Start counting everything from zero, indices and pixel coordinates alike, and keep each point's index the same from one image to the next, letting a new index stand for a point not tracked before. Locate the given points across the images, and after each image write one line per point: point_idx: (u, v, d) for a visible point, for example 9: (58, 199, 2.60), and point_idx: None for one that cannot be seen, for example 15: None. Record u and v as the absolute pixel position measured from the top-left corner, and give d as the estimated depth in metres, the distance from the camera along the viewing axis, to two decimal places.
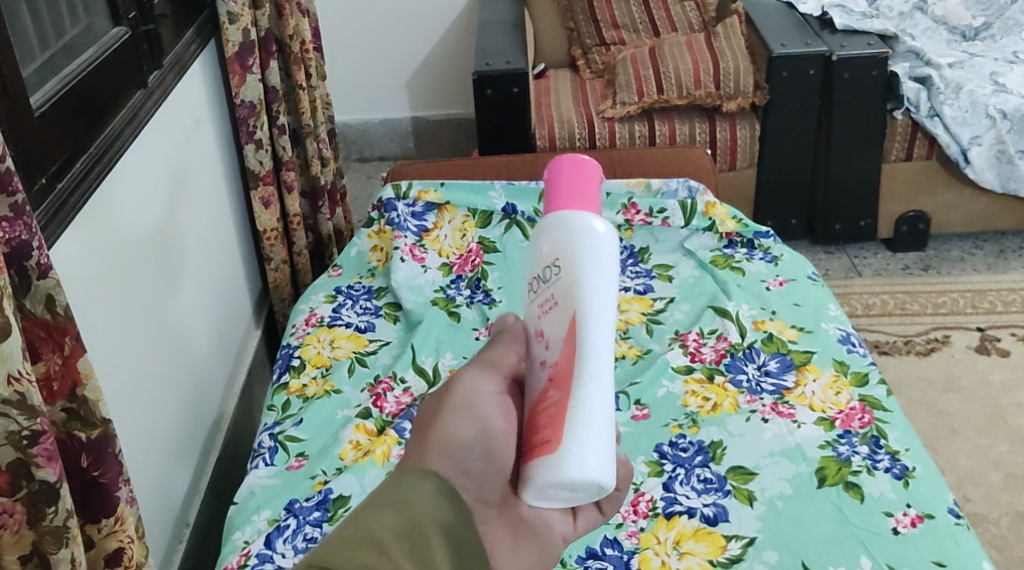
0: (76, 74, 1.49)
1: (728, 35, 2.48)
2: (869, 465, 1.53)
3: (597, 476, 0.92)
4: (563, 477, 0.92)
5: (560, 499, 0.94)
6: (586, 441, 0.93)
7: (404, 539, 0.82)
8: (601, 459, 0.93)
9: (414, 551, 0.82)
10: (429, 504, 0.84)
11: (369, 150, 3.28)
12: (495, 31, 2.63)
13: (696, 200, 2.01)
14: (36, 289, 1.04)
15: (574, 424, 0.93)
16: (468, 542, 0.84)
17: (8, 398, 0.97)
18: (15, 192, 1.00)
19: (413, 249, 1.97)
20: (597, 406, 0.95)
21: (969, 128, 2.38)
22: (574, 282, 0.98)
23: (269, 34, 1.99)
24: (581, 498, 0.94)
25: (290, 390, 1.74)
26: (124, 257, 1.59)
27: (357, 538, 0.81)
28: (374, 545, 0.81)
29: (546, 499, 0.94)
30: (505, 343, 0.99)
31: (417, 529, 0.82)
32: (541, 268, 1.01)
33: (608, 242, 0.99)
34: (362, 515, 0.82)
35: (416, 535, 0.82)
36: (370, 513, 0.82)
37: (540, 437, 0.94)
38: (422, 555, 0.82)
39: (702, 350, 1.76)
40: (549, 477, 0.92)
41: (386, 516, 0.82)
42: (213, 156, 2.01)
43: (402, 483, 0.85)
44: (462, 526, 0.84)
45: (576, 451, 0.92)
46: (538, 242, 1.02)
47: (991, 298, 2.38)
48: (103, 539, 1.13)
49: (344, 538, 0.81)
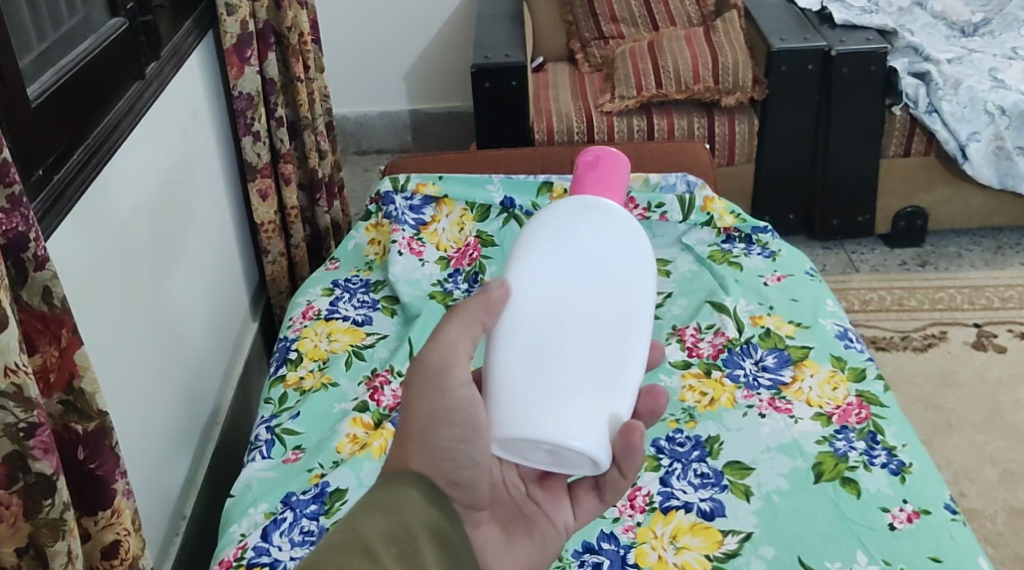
0: (75, 64, 1.49)
1: (727, 29, 2.49)
2: (866, 460, 1.54)
3: (544, 422, 0.98)
4: (526, 447, 1.00)
5: (560, 457, 1.00)
6: (510, 404, 1.00)
7: (395, 543, 0.87)
8: (530, 408, 0.99)
9: (403, 554, 0.87)
10: (413, 507, 0.90)
11: (367, 144, 3.27)
12: (494, 24, 2.62)
13: (696, 194, 2.02)
14: (34, 281, 1.04)
15: (492, 401, 1.00)
16: (455, 536, 0.91)
17: (6, 390, 0.96)
18: (14, 183, 1.00)
19: (412, 242, 1.97)
20: (515, 360, 1.01)
21: (968, 124, 2.38)
22: (525, 268, 1.05)
23: (268, 25, 1.98)
24: (559, 454, 1.00)
25: (287, 382, 1.74)
26: (122, 245, 1.59)
27: (351, 542, 0.86)
28: (363, 549, 0.86)
29: (560, 466, 1.01)
30: (463, 320, 1.01)
31: (405, 533, 0.88)
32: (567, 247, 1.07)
33: (561, 230, 1.09)
34: (352, 522, 0.88)
35: (405, 539, 0.87)
36: (359, 519, 0.88)
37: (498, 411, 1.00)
38: (411, 557, 0.87)
39: (700, 345, 1.76)
40: (516, 445, 0.99)
41: (376, 522, 0.88)
42: (213, 149, 2.01)
43: (387, 487, 0.92)
44: (449, 523, 0.91)
45: (506, 421, 0.99)
46: (571, 225, 1.09)
47: (989, 294, 2.38)
48: (100, 531, 1.13)
49: (338, 543, 0.86)
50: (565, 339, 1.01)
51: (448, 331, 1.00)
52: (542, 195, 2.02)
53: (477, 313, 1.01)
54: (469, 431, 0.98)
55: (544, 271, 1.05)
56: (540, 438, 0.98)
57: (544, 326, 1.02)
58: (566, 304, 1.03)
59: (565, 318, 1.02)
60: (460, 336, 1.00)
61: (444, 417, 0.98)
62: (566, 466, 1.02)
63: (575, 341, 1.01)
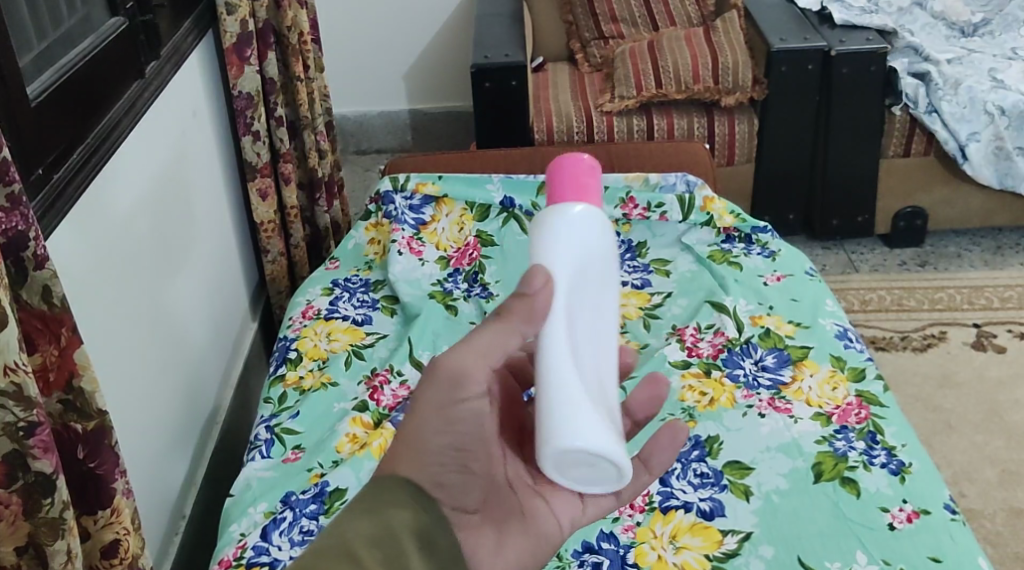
0: (75, 63, 1.49)
1: (727, 28, 2.49)
2: (866, 460, 1.54)
3: (586, 433, 0.96)
4: (569, 460, 0.98)
5: (587, 473, 0.99)
6: (562, 412, 0.97)
7: (379, 547, 0.87)
8: (573, 415, 0.97)
9: (387, 557, 0.87)
10: (399, 511, 0.90)
11: (367, 143, 3.27)
12: (494, 24, 2.62)
13: (695, 193, 2.02)
14: (34, 279, 1.04)
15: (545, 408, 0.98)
16: (439, 541, 0.91)
17: (6, 389, 0.96)
18: (13, 182, 1.00)
19: (411, 242, 1.98)
20: (563, 369, 0.98)
21: (968, 124, 2.38)
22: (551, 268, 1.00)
23: (267, 25, 1.98)
24: (596, 469, 0.99)
25: (287, 382, 1.74)
26: (122, 245, 1.59)
27: (336, 547, 0.86)
28: (347, 553, 0.86)
29: (586, 482, 1.01)
30: (496, 331, 0.99)
31: (390, 537, 0.88)
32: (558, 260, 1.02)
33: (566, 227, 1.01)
34: (338, 526, 0.88)
35: (389, 542, 0.87)
36: (344, 523, 0.88)
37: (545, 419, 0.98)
38: (396, 559, 0.87)
39: (699, 344, 1.76)
40: (560, 457, 0.98)
41: (362, 526, 0.88)
42: (212, 148, 2.02)
43: (373, 492, 0.92)
44: (434, 527, 0.91)
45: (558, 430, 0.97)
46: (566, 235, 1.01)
47: (988, 294, 2.38)
48: (99, 530, 1.13)
49: (323, 549, 0.86)
50: (599, 351, 1.01)
51: (479, 340, 0.99)
52: (541, 195, 2.02)
53: (517, 324, 0.99)
54: (462, 433, 0.99)
55: (576, 275, 1.00)
56: (594, 449, 0.97)
57: (582, 337, 1.00)
58: (594, 314, 1.01)
59: (597, 329, 1.01)
60: (492, 345, 0.99)
61: (438, 418, 0.98)
62: (589, 483, 1.01)
63: (605, 354, 1.02)
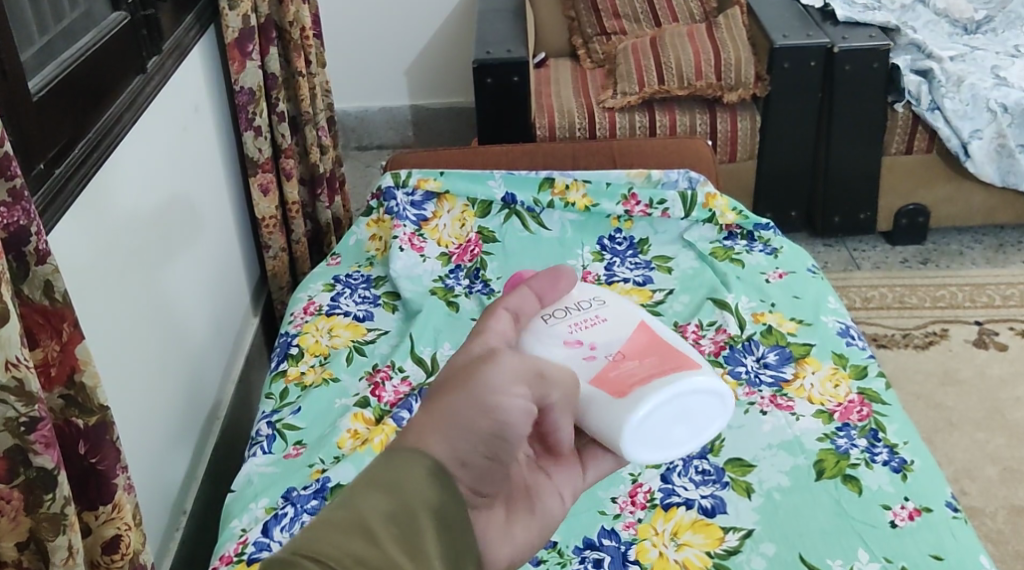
0: (76, 58, 1.48)
1: (730, 25, 2.47)
2: (868, 457, 1.53)
3: (722, 412, 1.16)
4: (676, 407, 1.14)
5: (659, 432, 1.13)
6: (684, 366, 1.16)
7: (396, 525, 0.80)
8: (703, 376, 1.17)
9: (403, 536, 0.80)
10: (420, 483, 0.83)
11: (368, 139, 3.27)
12: (496, 19, 2.62)
13: (697, 190, 2.01)
14: (35, 274, 1.04)
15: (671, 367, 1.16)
16: (460, 519, 0.84)
17: (7, 384, 0.96)
18: (15, 176, 0.99)
19: (413, 238, 1.98)
20: (675, 350, 1.19)
21: (971, 121, 2.37)
22: (616, 311, 1.23)
23: (269, 20, 1.98)
24: (673, 433, 1.14)
25: (289, 377, 1.74)
26: (123, 239, 1.59)
27: (349, 523, 0.79)
28: (362, 530, 0.79)
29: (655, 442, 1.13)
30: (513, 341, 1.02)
31: (407, 513, 0.81)
32: (579, 302, 1.23)
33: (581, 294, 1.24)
34: (353, 498, 0.81)
35: (406, 520, 0.81)
36: (361, 496, 0.81)
37: (658, 371, 1.15)
38: (413, 541, 0.80)
39: (701, 342, 1.76)
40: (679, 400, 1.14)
41: (377, 500, 0.81)
42: (213, 143, 2.01)
43: (394, 463, 0.84)
44: (454, 502, 0.84)
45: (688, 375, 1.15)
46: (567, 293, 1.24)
47: (990, 292, 2.38)
48: (100, 526, 1.12)
49: (337, 522, 0.80)
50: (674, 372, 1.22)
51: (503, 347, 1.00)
52: (543, 191, 2.03)
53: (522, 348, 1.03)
54: None
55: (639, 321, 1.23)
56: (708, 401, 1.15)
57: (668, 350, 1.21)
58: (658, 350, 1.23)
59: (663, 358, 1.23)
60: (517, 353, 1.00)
61: None
62: (655, 443, 1.13)
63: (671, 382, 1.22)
